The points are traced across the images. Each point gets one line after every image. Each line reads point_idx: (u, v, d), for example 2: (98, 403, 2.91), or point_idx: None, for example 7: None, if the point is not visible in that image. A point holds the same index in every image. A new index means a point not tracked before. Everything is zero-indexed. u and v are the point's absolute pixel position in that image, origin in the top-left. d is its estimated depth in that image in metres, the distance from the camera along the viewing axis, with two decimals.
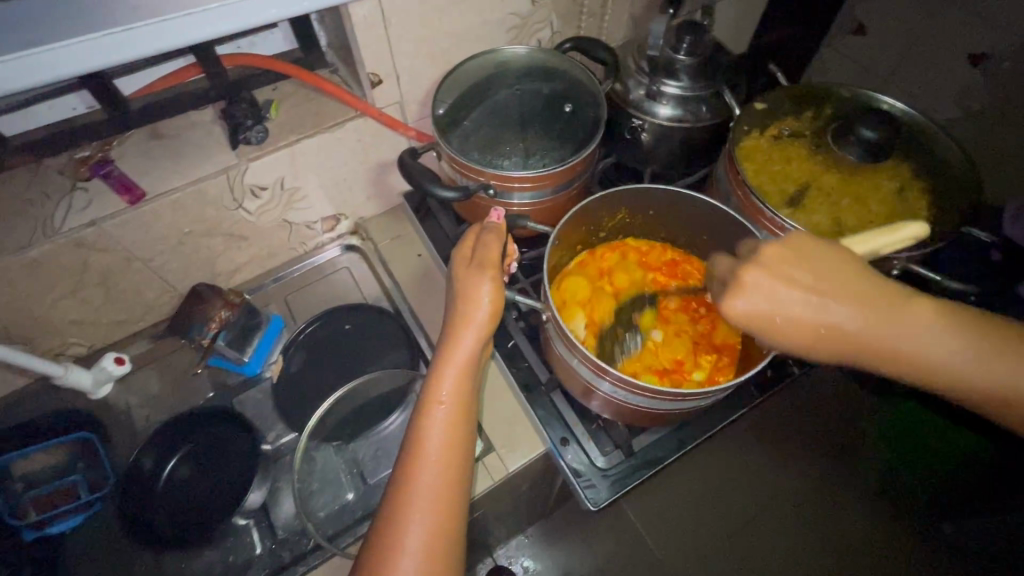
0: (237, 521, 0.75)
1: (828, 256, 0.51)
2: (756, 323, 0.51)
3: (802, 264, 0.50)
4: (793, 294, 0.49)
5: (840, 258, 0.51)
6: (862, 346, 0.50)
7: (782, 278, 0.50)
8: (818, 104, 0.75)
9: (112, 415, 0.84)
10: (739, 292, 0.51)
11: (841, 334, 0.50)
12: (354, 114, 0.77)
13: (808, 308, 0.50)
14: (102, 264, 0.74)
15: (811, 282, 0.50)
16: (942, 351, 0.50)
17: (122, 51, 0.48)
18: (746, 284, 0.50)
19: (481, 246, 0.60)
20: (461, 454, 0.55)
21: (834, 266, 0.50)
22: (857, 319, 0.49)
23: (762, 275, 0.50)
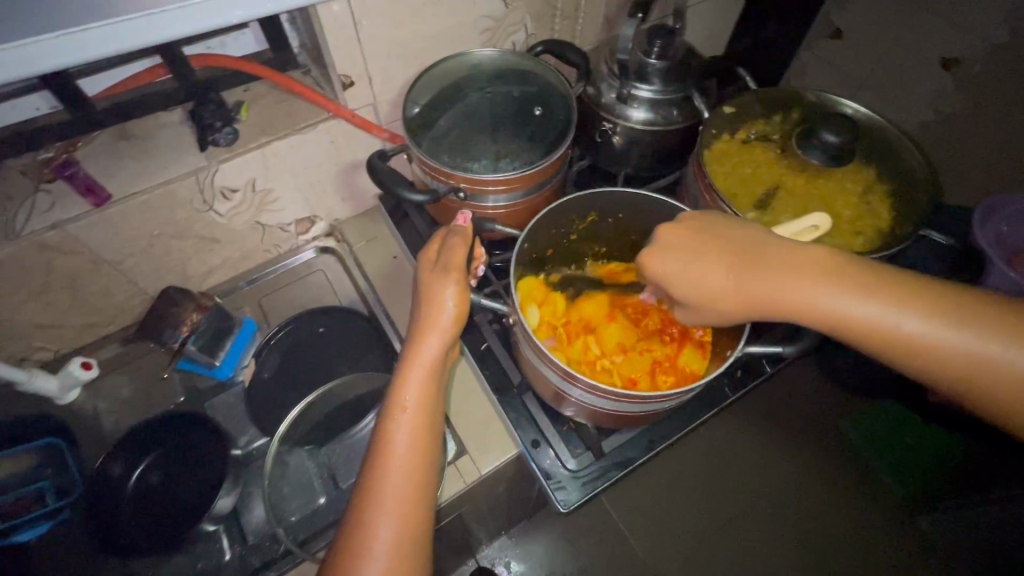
0: (205, 527, 0.72)
1: (738, 226, 0.56)
2: (682, 285, 0.56)
3: (709, 233, 0.56)
4: (701, 256, 0.55)
5: (751, 228, 0.55)
6: (775, 305, 0.53)
7: (691, 244, 0.55)
8: (786, 108, 0.76)
9: (80, 421, 0.83)
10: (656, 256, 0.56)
11: (752, 294, 0.53)
12: (326, 116, 0.77)
13: (715, 273, 0.54)
14: (67, 267, 0.73)
15: (717, 246, 0.55)
16: (870, 315, 0.49)
17: (78, 51, 0.48)
18: (660, 249, 0.56)
19: (447, 250, 0.60)
20: (426, 459, 0.55)
21: (743, 235, 0.55)
22: (765, 279, 0.52)
23: (671, 242, 0.56)
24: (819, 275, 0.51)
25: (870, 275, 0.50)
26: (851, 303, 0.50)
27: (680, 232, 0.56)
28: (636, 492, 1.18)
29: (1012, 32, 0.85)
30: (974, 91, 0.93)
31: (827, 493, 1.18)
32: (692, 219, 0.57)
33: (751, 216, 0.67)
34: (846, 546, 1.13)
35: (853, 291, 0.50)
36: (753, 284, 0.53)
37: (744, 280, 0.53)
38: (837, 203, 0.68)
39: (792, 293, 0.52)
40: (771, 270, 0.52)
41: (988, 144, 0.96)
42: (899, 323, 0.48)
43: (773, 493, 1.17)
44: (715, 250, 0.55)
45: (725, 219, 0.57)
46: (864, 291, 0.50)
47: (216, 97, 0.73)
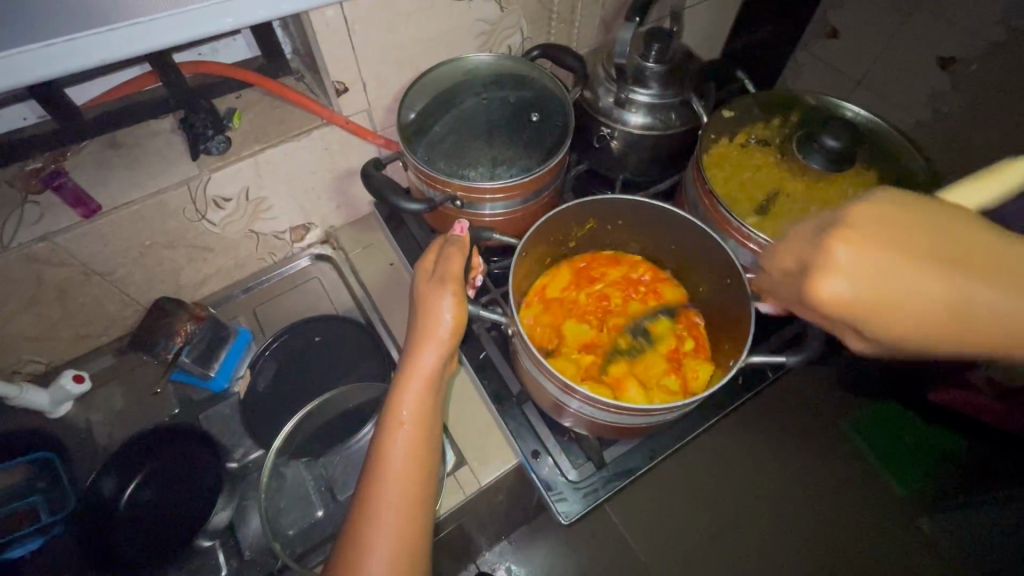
0: (202, 543, 0.73)
1: (957, 218, 0.35)
2: (866, 319, 0.36)
3: (919, 234, 0.34)
4: (913, 275, 0.34)
5: (975, 222, 0.35)
6: (1018, 343, 0.34)
7: (896, 254, 0.34)
8: (786, 111, 0.75)
9: (72, 434, 0.82)
10: (829, 276, 0.36)
11: (987, 331, 0.35)
12: (320, 122, 0.75)
13: (937, 299, 0.34)
14: (57, 279, 0.72)
15: (936, 255, 0.34)
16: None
17: (64, 62, 0.46)
18: (837, 264, 0.36)
19: (444, 260, 0.59)
20: (424, 476, 0.54)
21: (973, 236, 0.34)
22: (1019, 309, 0.33)
23: (861, 253, 0.35)
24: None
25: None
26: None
27: (868, 233, 0.35)
28: (638, 497, 1.17)
29: (1010, 30, 0.85)
30: (972, 91, 0.93)
31: (830, 496, 1.17)
32: (879, 207, 0.36)
33: (752, 221, 0.66)
34: (850, 549, 1.13)
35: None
36: (993, 316, 0.34)
37: (983, 310, 0.34)
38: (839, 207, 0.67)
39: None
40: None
41: (988, 144, 0.96)
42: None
43: (776, 496, 1.16)
44: (934, 262, 0.34)
45: (933, 205, 0.35)
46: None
47: (208, 104, 0.71)
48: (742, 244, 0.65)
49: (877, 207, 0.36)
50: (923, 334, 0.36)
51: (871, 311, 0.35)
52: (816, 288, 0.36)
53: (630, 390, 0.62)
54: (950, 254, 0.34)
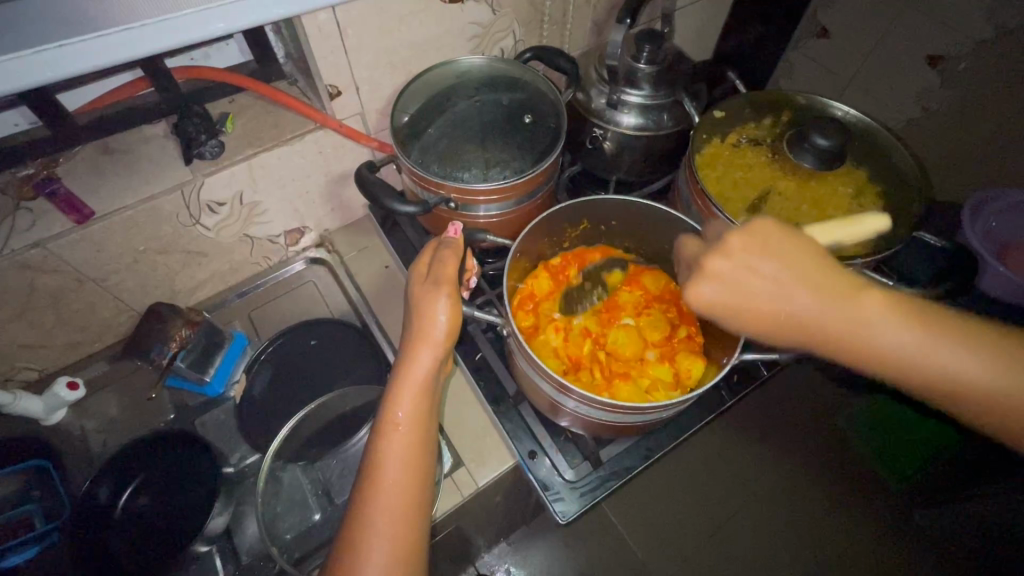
0: (197, 548, 0.72)
1: (803, 245, 0.50)
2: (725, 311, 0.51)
3: (772, 253, 0.49)
4: (759, 284, 0.50)
5: (813, 248, 0.50)
6: (828, 335, 0.49)
7: (747, 266, 0.50)
8: (776, 111, 0.76)
9: (67, 441, 0.81)
10: (703, 280, 0.51)
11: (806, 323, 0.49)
12: (313, 126, 0.75)
13: (766, 297, 0.50)
14: (50, 286, 0.71)
15: (778, 269, 0.49)
16: (919, 352, 0.48)
17: (55, 68, 0.46)
18: (711, 271, 0.51)
19: (438, 262, 0.59)
20: (420, 477, 0.54)
21: (805, 258, 0.49)
22: (822, 310, 0.48)
23: (727, 265, 0.50)
24: (879, 305, 0.48)
25: (917, 310, 0.48)
26: (901, 336, 0.48)
27: (735, 252, 0.50)
28: (635, 497, 1.17)
29: (996, 28, 0.86)
30: (960, 89, 0.94)
31: (826, 493, 1.18)
32: (750, 232, 0.50)
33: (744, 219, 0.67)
34: (846, 544, 1.13)
35: (907, 327, 0.48)
36: (811, 316, 0.49)
37: (801, 309, 0.49)
38: (830, 205, 0.68)
39: (851, 325, 0.48)
40: (833, 300, 0.48)
41: (976, 141, 0.97)
42: (940, 362, 0.47)
43: (772, 493, 1.16)
44: (774, 274, 0.49)
45: (789, 235, 0.50)
46: (917, 327, 0.48)
47: (200, 109, 0.71)
48: None
49: (753, 232, 0.50)
50: (768, 327, 0.51)
51: (730, 308, 0.51)
52: (695, 291, 0.52)
53: (620, 383, 0.63)
54: (789, 270, 0.49)
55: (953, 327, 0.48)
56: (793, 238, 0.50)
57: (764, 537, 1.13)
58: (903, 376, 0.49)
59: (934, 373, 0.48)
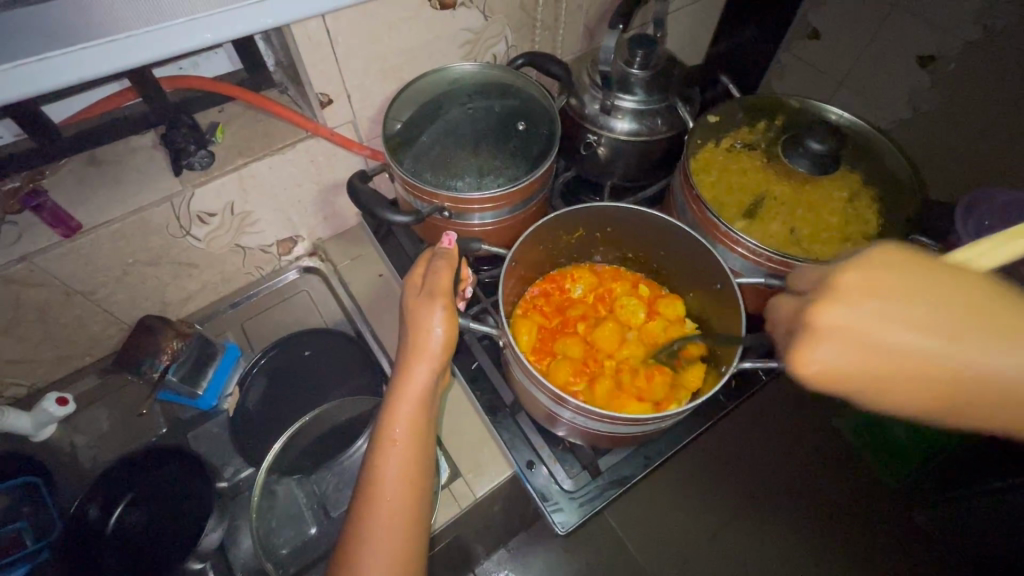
0: (192, 565, 0.70)
1: (968, 291, 0.37)
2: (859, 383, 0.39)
3: (904, 295, 0.38)
4: (896, 334, 0.37)
5: (988, 289, 0.36)
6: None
7: (870, 315, 0.38)
8: (770, 115, 0.76)
9: (57, 458, 0.80)
10: (815, 342, 0.40)
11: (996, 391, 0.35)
12: (305, 135, 0.75)
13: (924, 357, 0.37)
14: (36, 300, 0.70)
15: (910, 327, 0.37)
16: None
17: (40, 82, 0.46)
18: (822, 328, 0.40)
19: (432, 273, 0.58)
20: (417, 494, 0.53)
21: (964, 294, 0.36)
22: (1003, 370, 0.35)
23: (844, 317, 0.39)
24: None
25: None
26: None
27: (853, 297, 0.39)
28: (635, 502, 1.17)
29: (986, 29, 0.86)
30: (952, 90, 0.94)
31: (826, 495, 1.17)
32: (864, 270, 0.39)
33: (739, 224, 0.67)
34: (847, 546, 1.13)
35: None
36: (981, 375, 0.35)
37: (962, 368, 0.36)
38: (824, 209, 0.67)
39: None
40: None
41: (970, 141, 0.97)
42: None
43: (772, 496, 1.16)
44: (916, 324, 0.37)
45: (922, 270, 0.38)
46: None
47: (189, 119, 0.70)
48: (729, 248, 0.65)
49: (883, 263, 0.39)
50: (918, 395, 0.38)
51: (848, 368, 0.39)
52: (805, 355, 0.41)
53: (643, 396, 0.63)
54: (933, 315, 0.37)
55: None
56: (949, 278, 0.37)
57: (764, 539, 1.13)
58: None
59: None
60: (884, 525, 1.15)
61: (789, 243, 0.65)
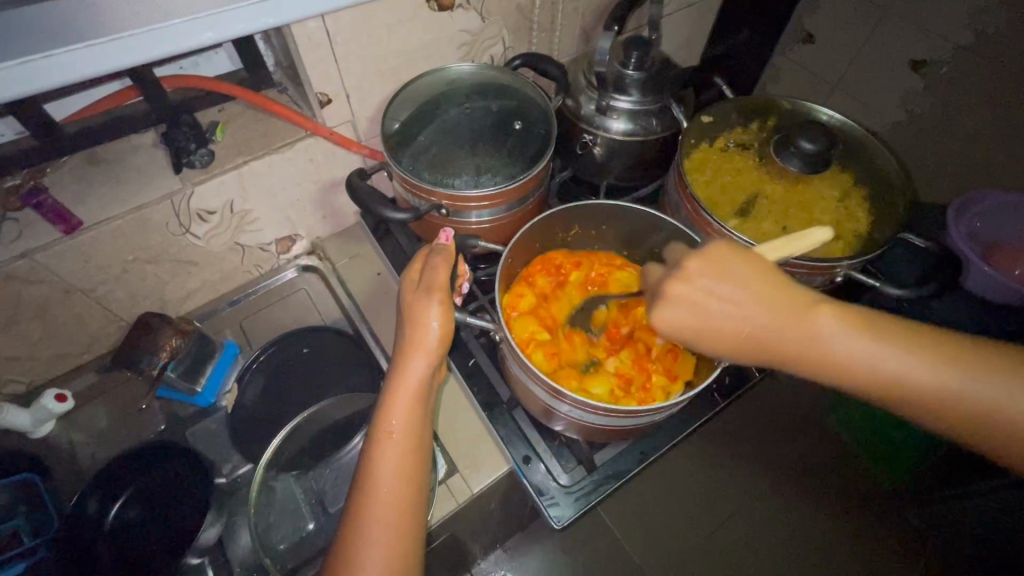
0: (190, 561, 0.72)
1: (756, 266, 0.49)
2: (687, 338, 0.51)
3: (729, 276, 0.48)
4: (719, 304, 0.49)
5: (766, 265, 0.49)
6: (789, 352, 0.49)
7: (704, 288, 0.49)
8: (763, 116, 0.77)
9: (55, 455, 0.80)
10: (667, 307, 0.51)
11: (769, 339, 0.49)
12: (304, 134, 0.75)
13: (729, 316, 0.49)
14: (37, 296, 0.71)
15: (730, 298, 0.48)
16: (882, 367, 0.47)
17: (45, 78, 0.47)
18: (671, 297, 0.50)
19: (429, 269, 0.59)
20: (413, 486, 0.54)
21: (762, 275, 0.49)
22: (777, 327, 0.48)
23: (685, 289, 0.50)
24: (833, 320, 0.48)
25: (868, 319, 0.48)
26: (863, 351, 0.47)
27: (694, 276, 0.49)
28: (631, 500, 1.18)
29: (976, 33, 0.88)
30: (943, 92, 0.96)
31: (820, 493, 1.18)
32: (707, 257, 0.49)
33: (733, 223, 0.68)
34: (840, 544, 1.14)
35: (864, 340, 0.47)
36: (765, 331, 0.48)
37: (757, 327, 0.49)
38: (816, 208, 0.69)
39: (807, 343, 0.48)
40: (789, 316, 0.48)
41: (962, 142, 0.98)
42: (897, 371, 0.46)
43: (767, 494, 1.17)
44: (731, 295, 0.49)
45: (743, 256, 0.49)
46: (874, 340, 0.47)
47: (190, 118, 0.71)
48: None
49: (707, 246, 0.50)
50: (729, 345, 0.50)
51: (688, 328, 0.50)
52: (658, 320, 0.51)
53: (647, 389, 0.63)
54: (745, 290, 0.48)
55: (912, 338, 0.47)
56: (746, 256, 0.49)
57: (759, 537, 1.14)
58: (869, 384, 0.47)
59: (892, 384, 0.46)
60: (878, 523, 1.16)
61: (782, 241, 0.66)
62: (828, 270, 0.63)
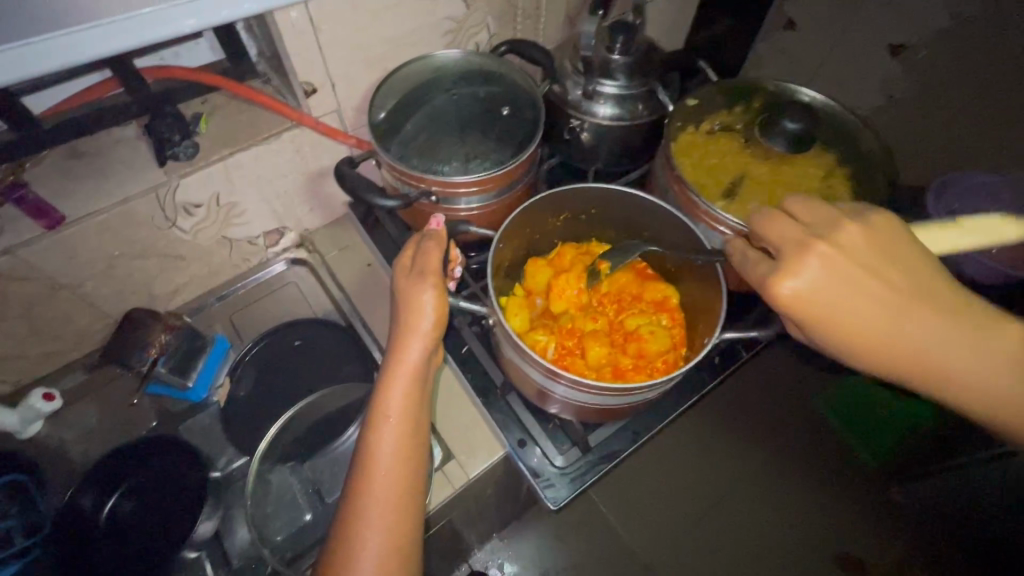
0: (186, 555, 0.73)
1: (912, 268, 0.50)
2: (822, 320, 0.49)
3: (882, 259, 0.49)
4: (858, 294, 0.48)
5: (919, 269, 0.50)
6: (927, 356, 0.49)
7: (853, 267, 0.49)
8: (747, 99, 0.78)
9: (46, 455, 0.80)
10: (799, 271, 0.49)
11: (908, 349, 0.49)
12: (290, 124, 0.75)
13: (875, 310, 0.48)
14: (22, 294, 0.69)
15: (881, 283, 0.49)
16: (1004, 378, 0.49)
17: (26, 68, 0.46)
18: (807, 264, 0.49)
19: (421, 255, 0.59)
20: (412, 468, 0.54)
21: (915, 273, 0.50)
22: (926, 333, 0.49)
23: (824, 259, 0.49)
24: (984, 333, 0.49)
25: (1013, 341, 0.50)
26: (997, 372, 0.49)
27: (846, 248, 0.50)
28: (624, 484, 1.19)
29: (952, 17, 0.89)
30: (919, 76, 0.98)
31: (810, 473, 1.20)
32: (863, 232, 0.50)
33: (720, 205, 0.68)
34: (827, 518, 1.17)
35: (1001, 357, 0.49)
36: (914, 339, 0.49)
37: (917, 343, 0.49)
38: (801, 188, 0.70)
39: (950, 354, 0.49)
40: (939, 317, 0.49)
41: (939, 126, 1.01)
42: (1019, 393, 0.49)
43: (759, 476, 1.19)
44: (883, 285, 0.49)
45: (903, 248, 0.50)
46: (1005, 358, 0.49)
47: (173, 109, 0.70)
48: (712, 227, 0.67)
49: (870, 230, 0.51)
50: (858, 344, 0.49)
51: (829, 313, 0.49)
52: (795, 284, 0.49)
53: (569, 364, 0.64)
54: (891, 281, 0.49)
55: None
56: (905, 251, 0.50)
57: (748, 516, 1.16)
58: (981, 401, 0.50)
59: (1002, 393, 0.49)
60: (863, 498, 1.19)
61: None
62: None
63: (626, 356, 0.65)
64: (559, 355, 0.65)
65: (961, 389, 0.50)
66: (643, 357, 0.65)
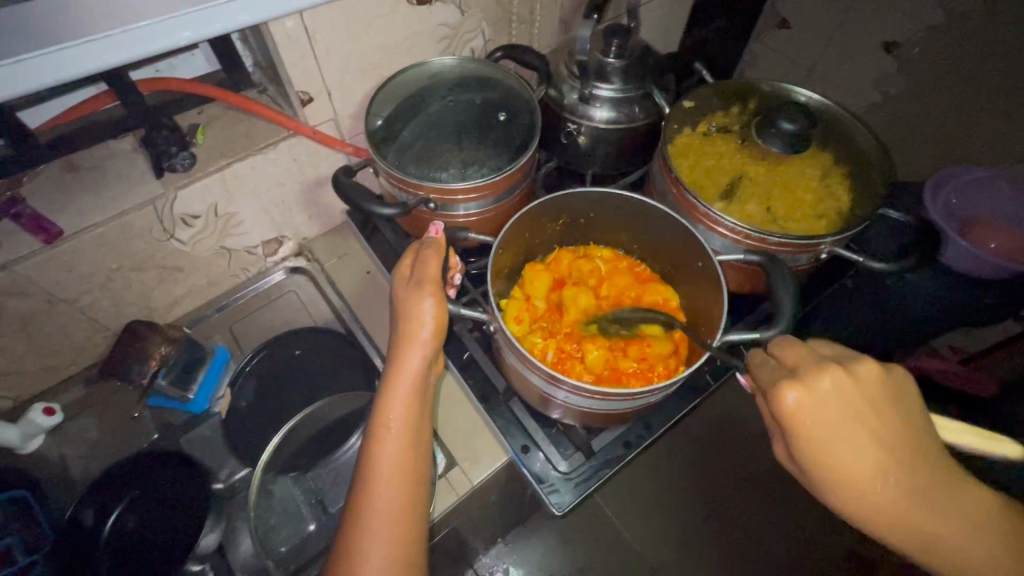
0: (191, 567, 0.70)
1: (905, 412, 0.45)
2: (808, 443, 0.43)
3: (879, 398, 0.44)
4: (854, 431, 0.42)
5: (912, 415, 0.45)
6: (909, 512, 0.42)
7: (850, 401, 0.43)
8: (744, 100, 0.78)
9: (48, 469, 0.79)
10: (800, 389, 0.43)
11: (892, 502, 0.42)
12: (286, 133, 0.75)
13: (865, 451, 0.42)
14: (20, 309, 0.69)
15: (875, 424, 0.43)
16: (975, 551, 0.43)
17: (12, 83, 0.46)
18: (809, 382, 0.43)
19: (420, 262, 0.59)
20: (414, 480, 0.54)
21: (907, 418, 0.45)
22: (910, 487, 0.43)
23: (829, 384, 0.43)
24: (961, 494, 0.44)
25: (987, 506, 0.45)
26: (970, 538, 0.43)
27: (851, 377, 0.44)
28: (627, 486, 1.19)
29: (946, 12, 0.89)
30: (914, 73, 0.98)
31: None
32: (865, 369, 0.45)
33: (718, 206, 0.68)
34: (832, 517, 1.16)
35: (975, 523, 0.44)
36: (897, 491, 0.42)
37: (901, 495, 0.43)
38: (799, 187, 0.70)
39: (931, 513, 0.43)
40: (924, 471, 0.43)
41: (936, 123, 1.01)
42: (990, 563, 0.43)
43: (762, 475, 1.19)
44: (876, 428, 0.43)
45: (899, 394, 0.46)
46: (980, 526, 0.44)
47: (170, 121, 0.70)
48: (711, 228, 0.67)
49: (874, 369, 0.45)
50: (842, 483, 0.43)
51: (816, 443, 0.43)
52: (792, 403, 0.43)
53: (567, 368, 0.64)
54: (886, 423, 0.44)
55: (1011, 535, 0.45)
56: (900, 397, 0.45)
57: (753, 517, 1.16)
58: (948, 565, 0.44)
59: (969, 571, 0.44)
60: None
61: (766, 220, 0.67)
62: (812, 246, 0.65)
63: (626, 358, 0.65)
64: (558, 360, 0.64)
65: (929, 557, 0.44)
66: (643, 360, 0.65)
